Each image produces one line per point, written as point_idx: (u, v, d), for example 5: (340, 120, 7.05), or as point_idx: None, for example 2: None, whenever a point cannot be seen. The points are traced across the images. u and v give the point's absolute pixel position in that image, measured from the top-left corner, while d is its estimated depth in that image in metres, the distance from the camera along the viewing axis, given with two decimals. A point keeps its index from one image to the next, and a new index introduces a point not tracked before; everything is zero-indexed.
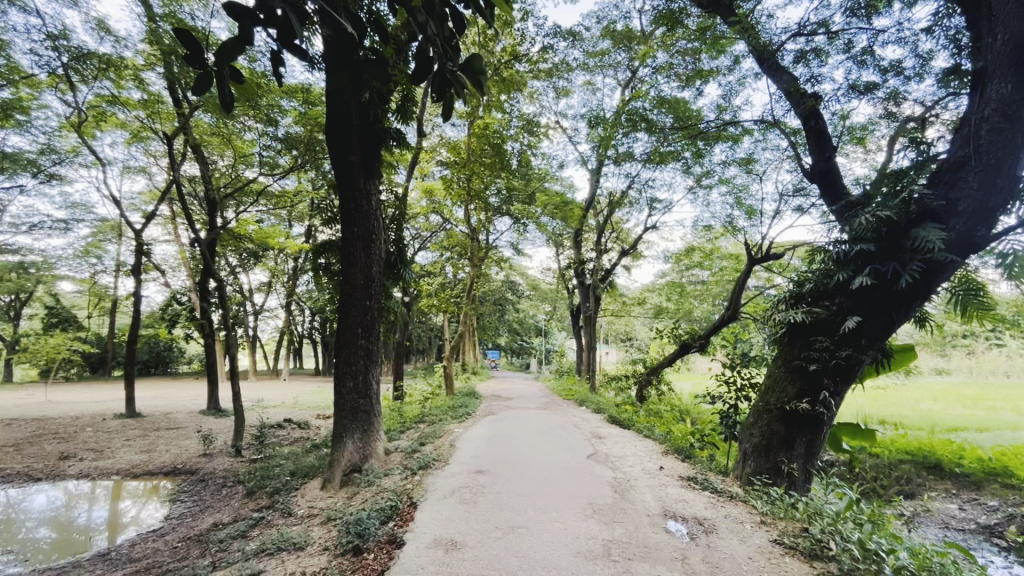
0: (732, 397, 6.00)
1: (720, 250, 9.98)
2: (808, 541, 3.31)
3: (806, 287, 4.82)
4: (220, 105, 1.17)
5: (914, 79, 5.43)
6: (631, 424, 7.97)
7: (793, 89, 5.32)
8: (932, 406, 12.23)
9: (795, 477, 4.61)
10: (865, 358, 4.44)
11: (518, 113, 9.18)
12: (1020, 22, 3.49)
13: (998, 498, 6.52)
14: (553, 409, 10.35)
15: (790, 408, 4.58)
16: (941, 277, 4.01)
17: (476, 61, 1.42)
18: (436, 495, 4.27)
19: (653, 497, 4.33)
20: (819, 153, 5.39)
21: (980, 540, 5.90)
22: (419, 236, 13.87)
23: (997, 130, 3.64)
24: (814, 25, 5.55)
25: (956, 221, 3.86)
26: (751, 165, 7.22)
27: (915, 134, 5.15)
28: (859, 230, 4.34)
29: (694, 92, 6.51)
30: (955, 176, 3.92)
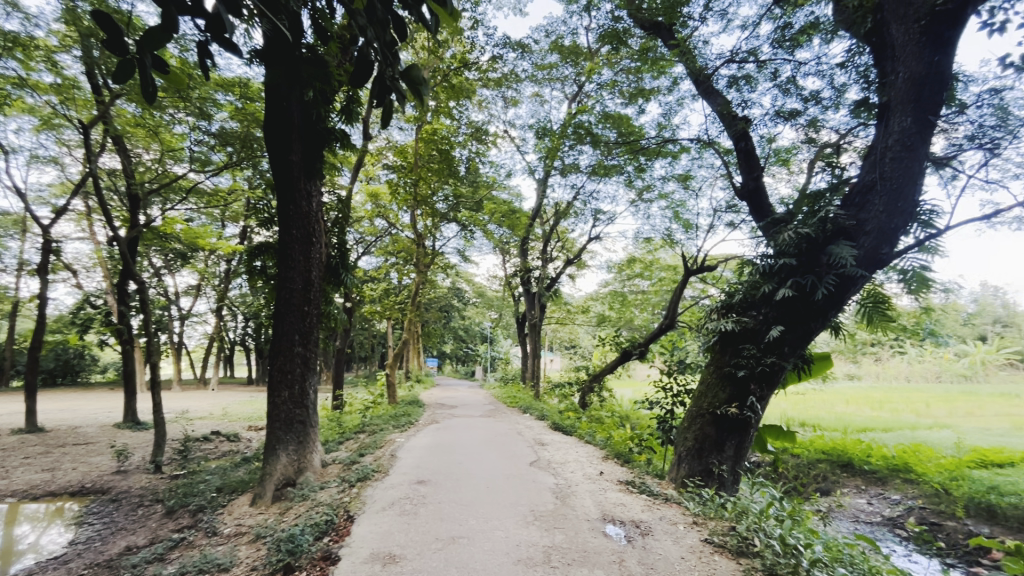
0: (669, 403, 6.25)
1: (659, 261, 10.41)
2: (735, 539, 3.48)
3: (735, 298, 5.12)
4: (143, 95, 1.10)
5: (831, 108, 5.94)
6: (573, 431, 8.10)
7: (726, 111, 5.69)
8: (846, 409, 13.27)
9: (724, 478, 4.85)
10: (787, 365, 4.76)
11: (466, 120, 9.17)
12: (917, 64, 3.94)
13: (899, 492, 7.16)
14: (497, 416, 10.33)
15: (721, 412, 4.83)
16: (853, 289, 4.37)
17: (415, 70, 1.41)
18: (374, 508, 4.14)
19: (593, 502, 4.40)
20: (749, 173, 5.76)
21: (884, 531, 6.45)
22: (363, 241, 13.50)
23: (899, 159, 4.05)
24: (744, 54, 5.96)
25: (865, 239, 4.23)
26: (688, 181, 7.59)
27: (831, 159, 5.64)
28: (783, 245, 4.67)
29: (636, 109, 6.79)
30: (864, 199, 4.31)
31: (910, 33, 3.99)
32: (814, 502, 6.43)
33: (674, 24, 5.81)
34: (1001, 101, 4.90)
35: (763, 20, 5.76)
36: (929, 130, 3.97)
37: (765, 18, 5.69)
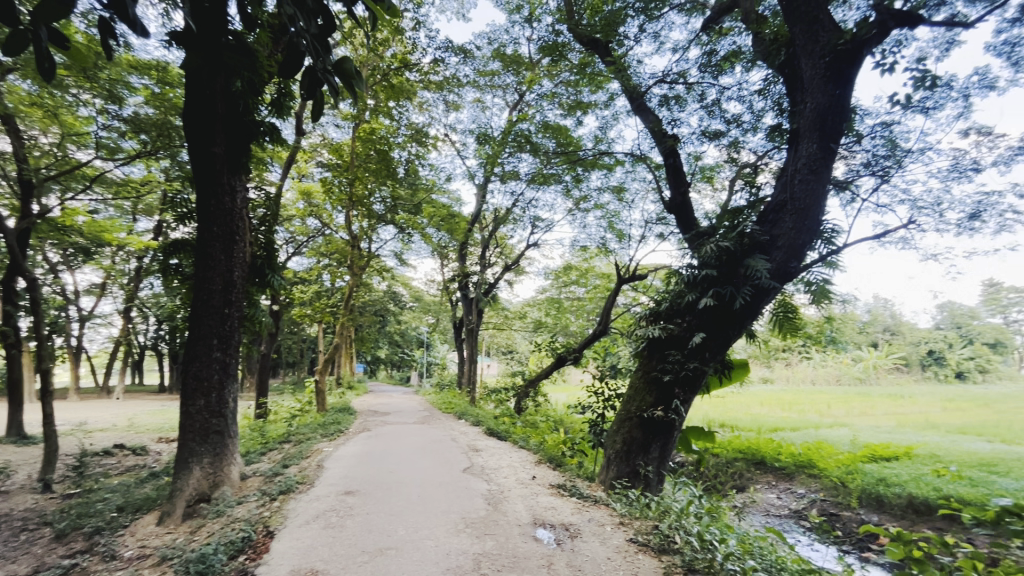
0: (600, 407, 6.43)
1: (594, 269, 10.73)
2: (658, 537, 3.64)
3: (662, 306, 5.37)
4: (40, 72, 0.99)
5: (750, 131, 6.42)
6: (508, 436, 8.12)
7: (657, 129, 5.99)
8: (760, 410, 14.28)
9: (650, 478, 5.06)
10: (708, 370, 5.05)
11: (406, 122, 9.03)
12: (822, 96, 4.36)
13: (804, 486, 7.79)
14: (432, 423, 10.16)
15: (647, 415, 5.04)
16: (766, 300, 4.72)
17: (346, 63, 1.37)
18: (297, 522, 3.93)
19: (524, 507, 4.44)
20: (677, 188, 6.08)
21: (791, 523, 6.99)
22: (293, 240, 12.86)
23: (806, 181, 4.44)
24: (675, 75, 6.31)
25: (776, 253, 4.60)
26: (622, 194, 7.88)
27: (749, 178, 6.09)
28: (706, 257, 4.97)
29: (575, 121, 6.98)
30: (776, 216, 4.69)
31: (817, 67, 4.39)
32: (731, 498, 6.86)
33: (611, 42, 6.05)
34: (890, 134, 5.51)
35: (692, 45, 6.13)
36: (831, 156, 4.39)
37: (694, 44, 6.06)
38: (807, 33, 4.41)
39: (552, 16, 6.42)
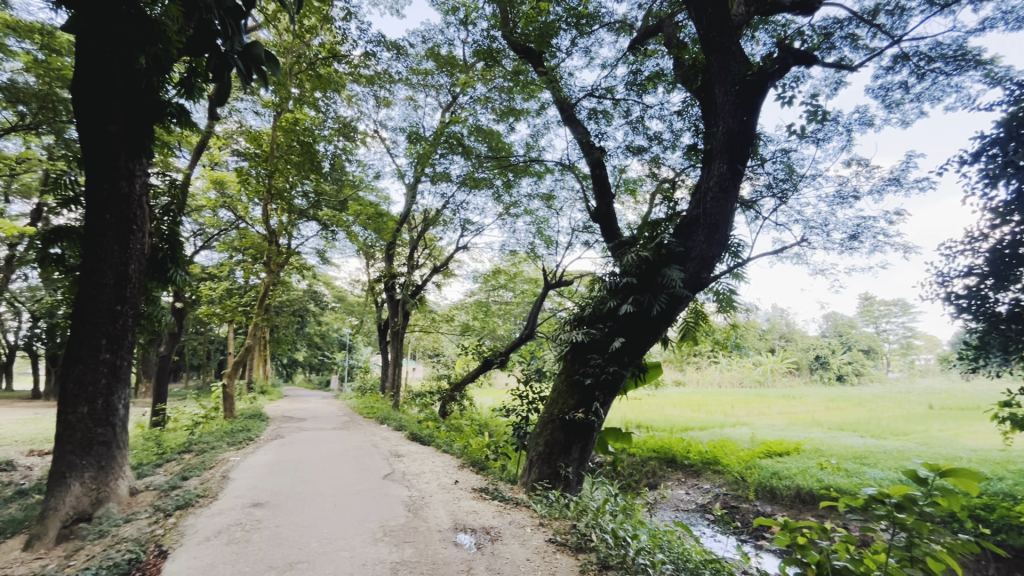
0: (524, 410, 6.52)
1: (522, 274, 10.83)
2: (575, 536, 3.75)
3: (585, 311, 5.55)
4: None
5: (669, 149, 6.85)
6: (431, 440, 8.00)
7: (585, 141, 6.22)
8: (672, 411, 15.21)
9: (570, 479, 5.19)
10: (626, 373, 5.28)
11: (334, 115, 8.66)
12: (732, 122, 4.74)
13: (709, 481, 8.38)
14: (352, 428, 9.77)
15: (569, 417, 5.18)
16: (679, 308, 5.02)
17: (255, 48, 1.49)
18: (195, 539, 3.61)
19: (445, 512, 4.39)
20: (602, 198, 6.34)
21: (697, 517, 7.49)
22: (201, 233, 11.85)
23: (717, 199, 4.80)
24: (603, 90, 6.59)
25: (690, 264, 4.92)
26: (552, 201, 8.05)
27: (667, 193, 6.49)
28: (627, 265, 5.21)
29: (507, 128, 7.02)
30: (690, 229, 5.02)
31: (729, 94, 4.76)
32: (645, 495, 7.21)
33: (544, 52, 6.22)
34: (788, 159, 6.11)
35: (619, 63, 6.44)
36: (739, 177, 4.78)
37: (621, 62, 6.37)
38: (721, 62, 4.77)
39: (487, 22, 6.46)
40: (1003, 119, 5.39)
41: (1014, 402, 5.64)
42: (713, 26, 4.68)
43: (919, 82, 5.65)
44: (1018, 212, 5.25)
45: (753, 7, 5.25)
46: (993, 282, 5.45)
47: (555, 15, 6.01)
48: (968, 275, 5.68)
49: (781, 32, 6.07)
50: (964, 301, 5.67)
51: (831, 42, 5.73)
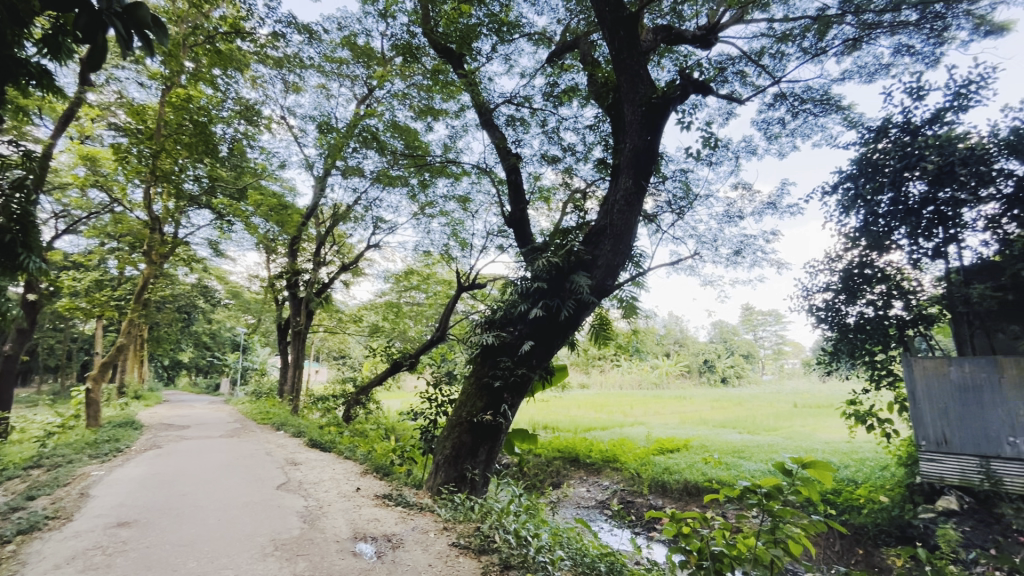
0: (433, 413, 6.45)
1: (436, 275, 10.68)
2: (478, 538, 3.75)
3: (496, 314, 5.60)
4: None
5: (581, 160, 7.16)
6: (333, 447, 7.61)
7: (501, 146, 6.33)
8: (578, 412, 15.86)
9: (475, 482, 5.19)
10: (534, 376, 5.41)
11: (234, 95, 7.97)
12: (638, 140, 5.08)
13: (608, 478, 8.84)
14: (243, 435, 9.02)
15: (477, 420, 5.19)
16: (585, 313, 5.27)
17: (137, 9, 1.34)
18: (40, 569, 3.12)
19: (344, 522, 4.20)
20: (516, 203, 6.46)
21: (596, 513, 7.86)
22: (64, 214, 10.30)
23: (623, 211, 5.11)
24: (521, 98, 6.74)
25: (597, 272, 5.18)
26: (468, 204, 8.02)
27: (579, 202, 6.77)
28: (538, 270, 5.35)
29: (425, 126, 6.88)
30: (598, 239, 5.28)
31: (635, 114, 5.10)
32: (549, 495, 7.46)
33: (465, 54, 6.23)
34: (685, 179, 6.65)
35: (538, 73, 6.63)
36: (642, 192, 5.14)
37: (540, 73, 6.56)
38: (630, 84, 5.09)
39: (407, 16, 6.32)
40: (855, 158, 6.32)
41: (857, 401, 6.58)
42: (623, 50, 4.99)
43: (793, 119, 6.43)
44: (864, 237, 6.16)
45: (660, 35, 5.66)
46: (845, 297, 6.31)
47: (477, 19, 6.04)
48: (826, 290, 6.55)
49: (683, 61, 6.60)
50: (822, 312, 6.52)
51: (725, 76, 6.33)
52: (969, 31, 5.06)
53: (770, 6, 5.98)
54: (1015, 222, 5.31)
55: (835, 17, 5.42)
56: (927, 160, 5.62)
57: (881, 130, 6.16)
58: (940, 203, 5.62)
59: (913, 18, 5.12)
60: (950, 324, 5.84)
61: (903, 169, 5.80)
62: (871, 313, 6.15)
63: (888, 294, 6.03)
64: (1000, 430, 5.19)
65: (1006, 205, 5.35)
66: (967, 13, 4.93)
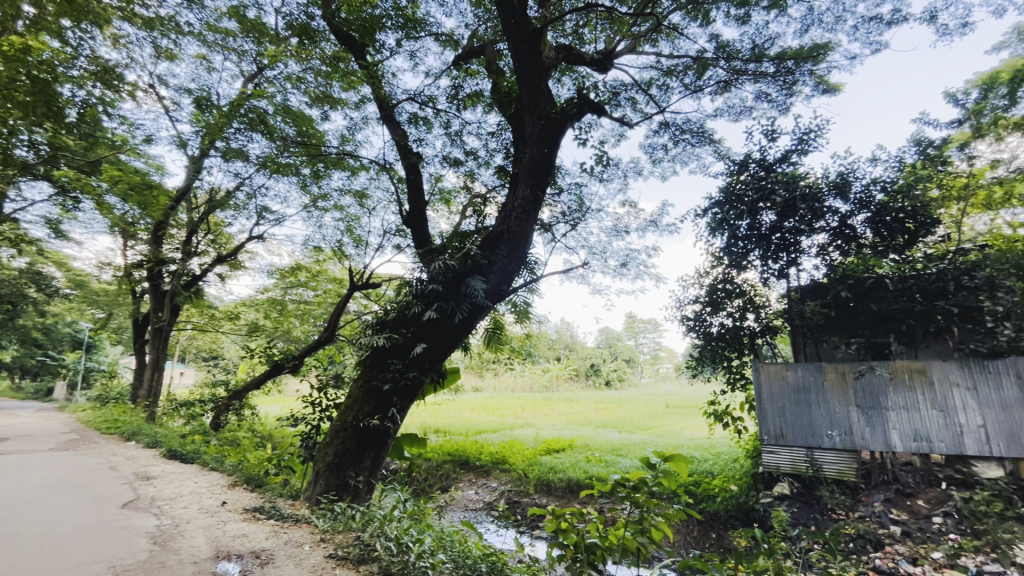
0: (316, 418, 6.09)
1: (327, 272, 9.93)
2: (358, 548, 3.61)
3: (389, 315, 5.45)
4: None
5: (483, 165, 7.25)
6: (196, 457, 6.83)
7: (401, 143, 6.21)
8: (470, 415, 15.91)
9: (359, 489, 4.97)
10: (425, 379, 5.34)
11: (89, 53, 6.86)
12: (536, 152, 5.29)
13: (496, 480, 8.99)
14: (82, 447, 7.76)
15: (363, 425, 4.99)
16: (479, 316, 5.33)
17: None
18: None
19: (204, 540, 3.79)
20: (415, 203, 6.36)
21: (483, 514, 7.96)
22: None
23: (520, 219, 5.29)
24: (425, 98, 6.67)
25: (492, 277, 5.28)
26: (365, 200, 7.70)
27: (479, 207, 6.84)
28: (434, 272, 5.30)
29: (321, 114, 6.46)
30: (494, 244, 5.38)
31: (535, 127, 5.31)
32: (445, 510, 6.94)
33: (368, 45, 6.03)
34: (579, 193, 7.05)
35: (444, 74, 6.61)
36: (539, 202, 5.37)
37: (445, 75, 6.55)
38: (531, 97, 5.31)
39: None
40: (722, 187, 7.16)
41: (716, 401, 7.41)
42: (526, 63, 5.17)
43: (674, 147, 7.12)
44: (727, 257, 6.99)
45: (562, 55, 5.95)
46: (710, 309, 7.12)
47: (381, 10, 5.89)
48: (695, 302, 7.33)
49: (582, 82, 7.01)
50: (691, 322, 7.29)
51: (618, 100, 6.83)
52: (812, 88, 5.99)
53: (658, 42, 6.57)
54: (839, 251, 6.38)
55: (711, 60, 6.11)
56: (777, 193, 6.55)
57: (743, 164, 7.04)
58: (785, 231, 6.57)
59: (771, 70, 5.93)
60: (789, 334, 6.84)
61: (759, 201, 6.70)
62: (730, 324, 6.99)
63: (744, 308, 6.90)
64: (823, 424, 6.14)
65: (832, 236, 6.42)
66: (810, 73, 5.81)
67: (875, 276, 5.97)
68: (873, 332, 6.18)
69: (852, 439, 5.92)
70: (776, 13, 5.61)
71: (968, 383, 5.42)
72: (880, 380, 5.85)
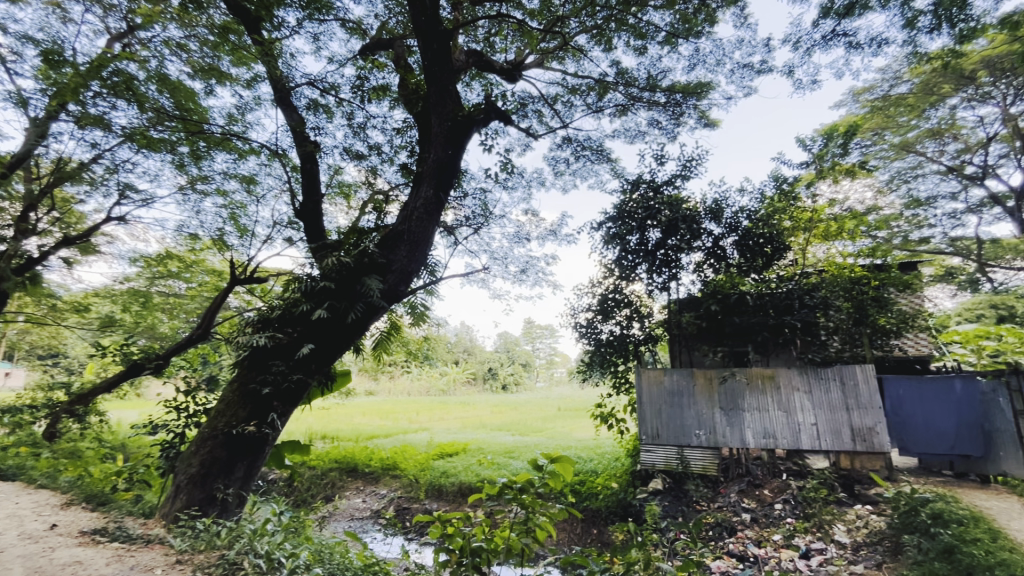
0: (180, 425, 5.43)
1: (205, 263, 8.77)
2: (220, 568, 3.24)
3: (273, 313, 5.05)
4: None
5: (386, 162, 7.04)
6: (19, 474, 5.75)
7: (296, 129, 5.80)
8: (362, 420, 15.24)
9: (228, 503, 4.50)
10: (312, 382, 5.01)
11: None
12: (441, 153, 5.26)
13: (386, 487, 8.72)
14: None
15: (236, 431, 4.55)
16: (374, 317, 5.13)
17: None
18: None
19: (22, 572, 3.18)
20: (310, 195, 5.98)
21: (368, 523, 7.67)
22: None
23: (422, 219, 5.21)
24: (327, 85, 6.32)
25: (389, 277, 5.13)
26: (253, 186, 7.06)
27: (380, 203, 6.62)
28: (327, 269, 5.02)
29: (204, 88, 5.79)
30: (394, 243, 5.24)
31: (442, 128, 5.29)
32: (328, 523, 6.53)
33: (264, 21, 5.63)
34: (484, 199, 7.13)
35: (349, 63, 6.33)
36: (441, 204, 5.33)
37: (351, 63, 6.25)
38: (439, 97, 5.25)
39: None
40: (617, 204, 7.65)
41: (603, 404, 7.86)
42: (435, 63, 5.09)
43: (576, 161, 7.48)
44: (618, 268, 7.48)
45: (472, 59, 5.96)
46: (601, 317, 7.57)
47: None
48: (588, 310, 7.74)
49: (490, 89, 7.10)
50: (583, 328, 7.69)
51: (525, 111, 7.02)
52: (695, 120, 6.64)
53: (565, 60, 6.86)
54: (711, 268, 7.13)
55: (611, 84, 6.52)
56: (662, 213, 7.16)
57: (635, 184, 7.60)
58: (668, 248, 7.19)
59: (663, 100, 6.47)
60: (668, 342, 7.48)
61: (648, 219, 7.27)
62: (618, 331, 7.48)
63: (630, 316, 7.42)
64: (692, 424, 6.77)
65: (707, 255, 7.15)
66: (694, 107, 6.44)
67: (739, 293, 6.70)
68: (735, 342, 6.92)
69: (715, 438, 6.60)
70: (668, 49, 6.14)
71: (806, 387, 6.30)
72: (740, 385, 6.60)
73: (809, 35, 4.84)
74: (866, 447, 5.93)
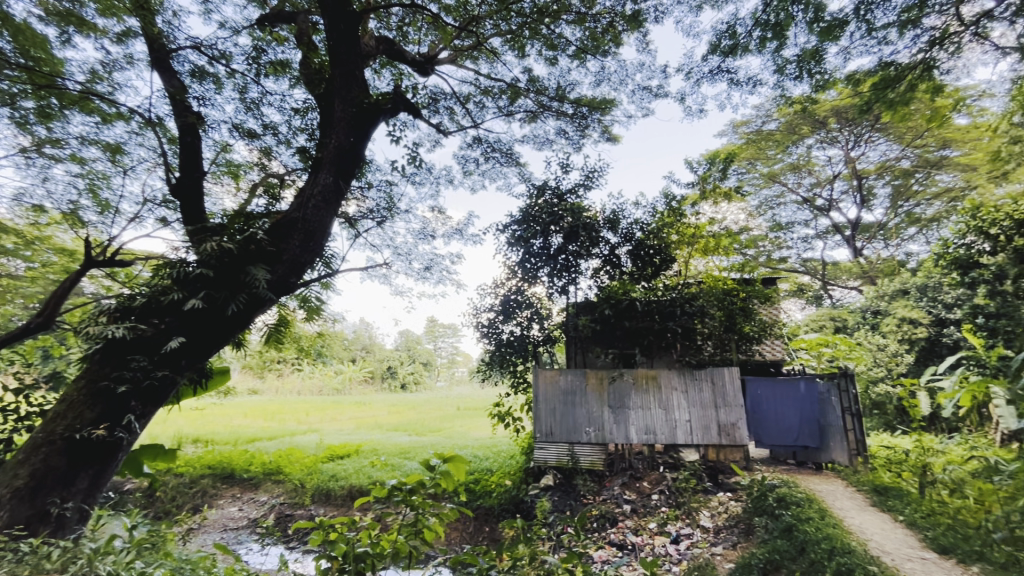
0: (4, 430, 4.53)
1: (52, 240, 7.36)
2: None
3: (135, 302, 4.41)
4: None
5: (283, 143, 6.54)
6: None
7: (175, 96, 5.16)
8: (242, 421, 13.99)
9: (65, 519, 3.83)
10: (180, 380, 4.49)
11: None
12: (343, 139, 5.01)
13: (266, 493, 8.07)
14: None
15: (81, 436, 3.90)
16: (259, 310, 4.75)
17: None
18: None
19: None
20: (190, 171, 5.36)
21: (244, 534, 7.07)
22: None
23: (318, 207, 4.92)
24: (217, 52, 5.72)
25: (279, 267, 4.79)
26: (119, 155, 6.15)
27: (273, 187, 6.13)
28: (205, 255, 4.51)
29: (58, 35, 4.93)
30: (286, 231, 4.89)
31: (345, 113, 5.03)
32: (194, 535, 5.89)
33: None
34: (390, 191, 6.90)
35: (245, 32, 5.78)
36: (341, 192, 5.07)
37: (246, 32, 5.71)
38: (344, 81, 4.98)
39: None
40: (523, 207, 7.82)
41: (501, 403, 7.96)
42: (342, 44, 4.83)
43: (485, 162, 7.52)
44: (522, 270, 7.67)
45: (382, 46, 5.74)
46: (502, 317, 7.68)
47: None
48: (490, 310, 7.82)
49: (401, 79, 6.90)
50: (485, 328, 7.76)
51: (436, 107, 6.91)
52: (599, 134, 7.00)
53: (478, 61, 6.86)
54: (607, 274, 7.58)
55: (523, 90, 6.66)
56: (565, 219, 7.46)
57: (541, 190, 7.83)
58: (569, 253, 7.51)
59: (570, 111, 6.74)
60: (565, 344, 7.79)
61: (552, 224, 7.53)
62: (518, 332, 7.64)
63: (531, 317, 7.64)
64: (583, 423, 7.08)
65: (603, 261, 7.59)
66: (598, 122, 6.79)
67: (629, 299, 7.14)
68: (624, 344, 7.41)
69: (603, 435, 6.97)
70: (577, 63, 6.41)
71: (683, 387, 6.91)
72: (627, 385, 7.05)
73: (699, 67, 5.33)
74: (729, 441, 6.64)
